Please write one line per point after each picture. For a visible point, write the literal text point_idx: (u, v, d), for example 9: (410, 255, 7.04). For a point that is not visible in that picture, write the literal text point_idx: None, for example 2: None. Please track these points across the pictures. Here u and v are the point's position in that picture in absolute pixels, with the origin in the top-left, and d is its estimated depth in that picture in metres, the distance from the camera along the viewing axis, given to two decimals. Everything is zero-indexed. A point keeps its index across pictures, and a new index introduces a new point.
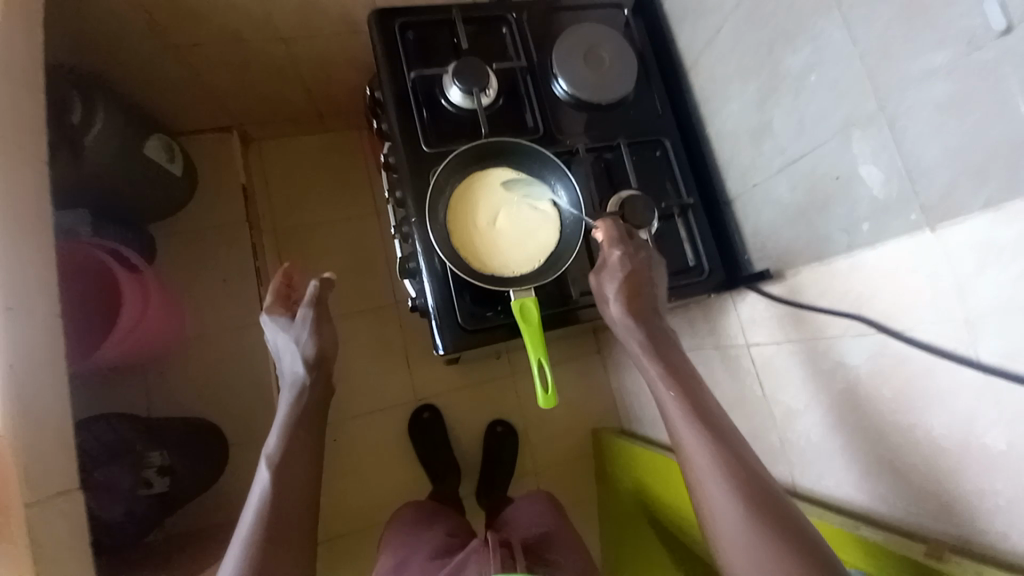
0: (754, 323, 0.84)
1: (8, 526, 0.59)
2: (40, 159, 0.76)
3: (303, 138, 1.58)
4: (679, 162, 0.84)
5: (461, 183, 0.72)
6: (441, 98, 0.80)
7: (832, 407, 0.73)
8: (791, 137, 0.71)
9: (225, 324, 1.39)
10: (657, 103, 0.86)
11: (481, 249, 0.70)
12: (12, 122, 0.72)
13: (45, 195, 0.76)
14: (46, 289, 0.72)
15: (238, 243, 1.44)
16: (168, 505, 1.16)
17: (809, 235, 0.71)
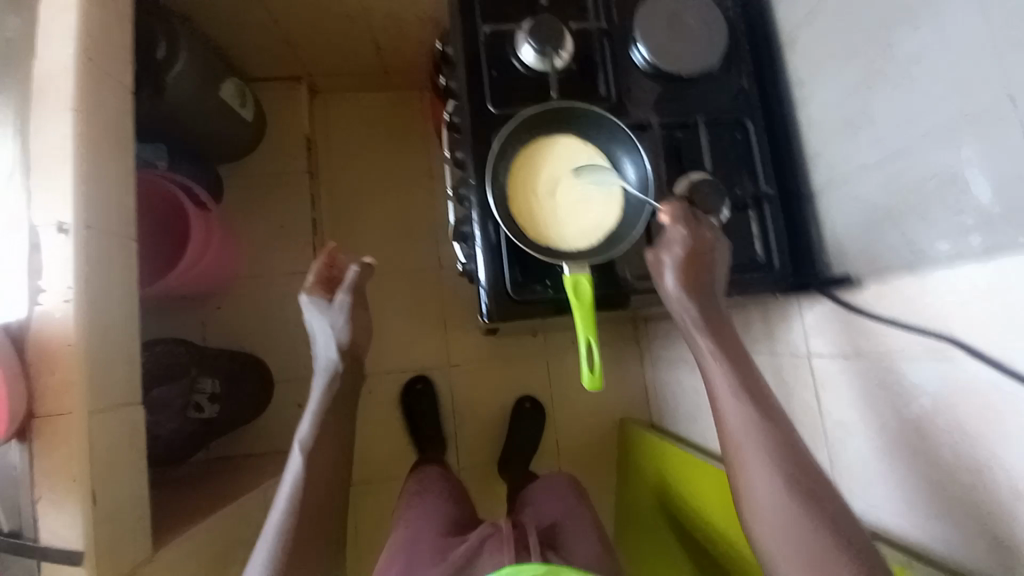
0: (820, 331, 0.78)
1: (76, 427, 0.65)
2: (124, 88, 0.80)
3: (368, 93, 1.58)
4: (760, 147, 0.77)
5: (524, 149, 0.69)
6: (512, 57, 0.76)
7: (897, 431, 0.67)
8: (894, 130, 0.63)
9: (279, 269, 1.45)
10: (744, 81, 0.79)
11: (538, 220, 0.67)
12: (104, 50, 0.75)
13: (127, 123, 0.79)
14: (122, 214, 0.76)
15: (298, 193, 1.49)
16: (213, 432, 1.24)
17: (900, 241, 0.63)
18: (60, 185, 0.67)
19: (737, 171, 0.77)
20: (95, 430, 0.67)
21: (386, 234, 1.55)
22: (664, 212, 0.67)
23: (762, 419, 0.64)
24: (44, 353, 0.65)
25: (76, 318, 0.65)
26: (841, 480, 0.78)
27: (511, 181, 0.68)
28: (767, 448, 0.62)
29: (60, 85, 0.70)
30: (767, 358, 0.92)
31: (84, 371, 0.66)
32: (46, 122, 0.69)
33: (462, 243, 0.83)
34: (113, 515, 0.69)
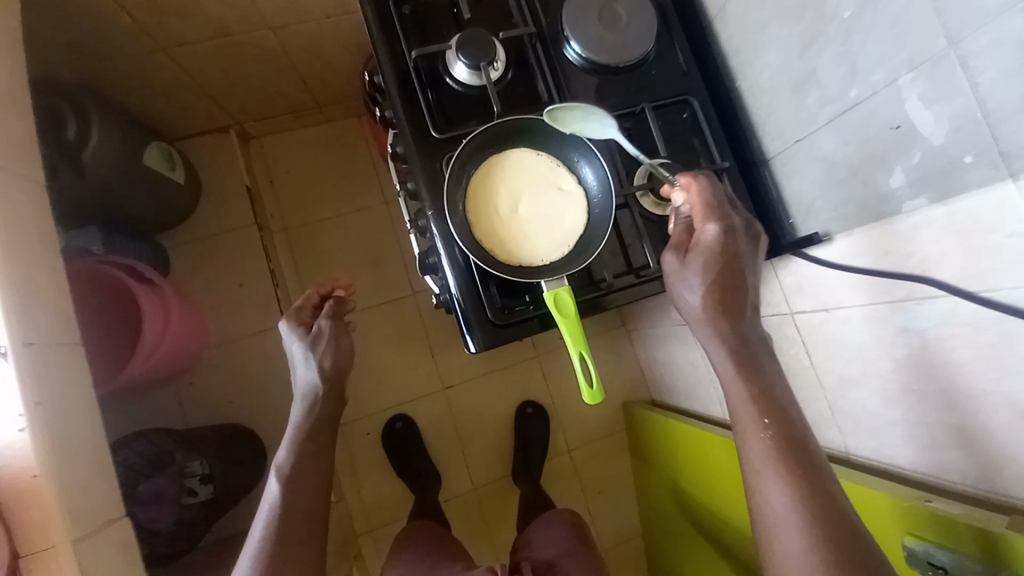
0: (799, 291, 0.80)
1: (59, 562, 0.59)
2: (38, 182, 0.73)
3: (303, 130, 1.52)
4: (709, 123, 0.77)
5: (478, 170, 0.67)
6: (446, 76, 0.74)
7: (892, 375, 0.69)
8: (839, 87, 0.65)
9: (246, 329, 1.38)
10: (681, 59, 0.80)
11: (505, 240, 0.65)
12: (6, 145, 0.69)
13: (48, 219, 0.73)
14: (63, 319, 0.70)
15: (250, 246, 1.42)
16: (217, 510, 1.19)
17: (864, 193, 0.65)
18: None
19: (691, 149, 0.77)
20: (85, 559, 0.61)
21: (352, 270, 1.50)
22: (696, 200, 0.65)
23: (802, 474, 0.56)
24: (6, 492, 0.59)
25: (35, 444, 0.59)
26: (846, 428, 0.80)
27: (471, 204, 0.65)
28: (806, 505, 0.54)
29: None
30: None
31: (59, 499, 0.60)
32: None
33: (432, 274, 0.80)
34: None
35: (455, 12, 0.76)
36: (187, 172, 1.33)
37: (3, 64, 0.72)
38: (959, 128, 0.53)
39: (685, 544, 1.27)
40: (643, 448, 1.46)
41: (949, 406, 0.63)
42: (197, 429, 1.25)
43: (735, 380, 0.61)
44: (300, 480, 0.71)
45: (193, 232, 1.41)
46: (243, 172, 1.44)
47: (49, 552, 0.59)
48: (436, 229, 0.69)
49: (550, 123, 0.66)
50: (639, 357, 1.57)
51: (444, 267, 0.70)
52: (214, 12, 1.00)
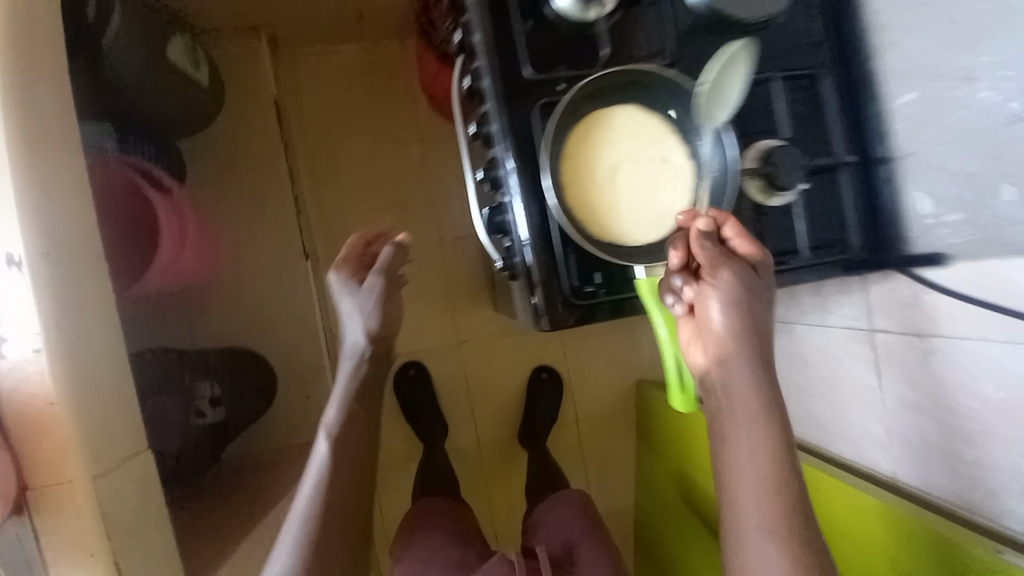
0: (887, 310, 0.74)
1: (79, 498, 0.55)
2: (59, 65, 0.62)
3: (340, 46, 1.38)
4: (839, 108, 0.68)
5: (577, 128, 0.57)
6: (545, 5, 0.62)
7: (979, 416, 0.65)
8: (1008, 91, 0.55)
9: (265, 255, 1.30)
10: (818, 23, 0.68)
11: (600, 212, 0.58)
12: (23, 15, 0.57)
13: (69, 112, 0.63)
14: (84, 231, 0.62)
15: (274, 166, 1.31)
16: (223, 435, 1.16)
17: (1006, 220, 0.57)
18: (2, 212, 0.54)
19: (813, 133, 0.68)
20: (106, 496, 0.57)
21: (378, 208, 1.41)
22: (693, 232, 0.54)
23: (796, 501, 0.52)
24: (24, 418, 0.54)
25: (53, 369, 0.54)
26: (903, 455, 0.77)
27: (574, 145, 0.57)
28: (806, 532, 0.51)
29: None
30: (816, 330, 0.87)
31: (77, 433, 0.56)
32: None
33: (496, 235, 0.71)
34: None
35: None
36: (212, 73, 1.19)
37: None
38: None
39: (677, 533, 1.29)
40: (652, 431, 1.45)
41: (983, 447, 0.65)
42: (203, 352, 1.19)
43: (739, 366, 0.53)
44: (334, 440, 0.68)
45: (215, 141, 1.29)
46: (272, 83, 1.30)
47: (68, 487, 0.55)
48: (516, 188, 0.60)
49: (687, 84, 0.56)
50: None
51: (519, 231, 0.62)
52: None
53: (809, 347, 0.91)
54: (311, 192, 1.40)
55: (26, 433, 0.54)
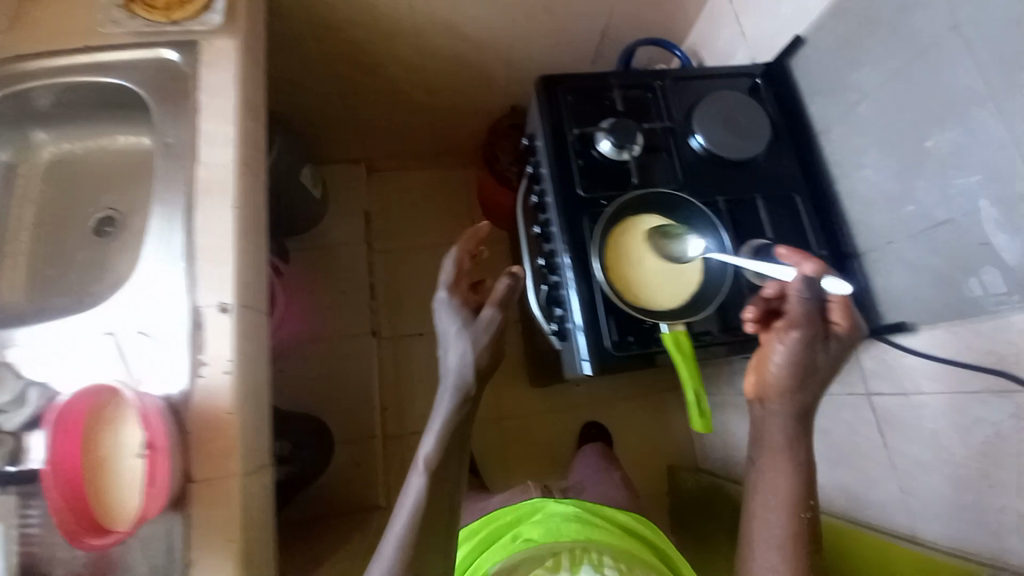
0: (904, 371, 0.82)
1: (214, 488, 0.71)
2: (202, 170, 0.81)
3: (417, 173, 1.75)
4: (810, 216, 0.90)
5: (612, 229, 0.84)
6: (593, 149, 0.91)
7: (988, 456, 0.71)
8: (926, 204, 0.74)
9: (338, 357, 1.55)
10: (788, 165, 0.93)
11: (636, 285, 0.81)
12: (212, 139, 0.83)
13: (209, 206, 0.80)
14: (220, 283, 0.77)
15: (359, 258, 1.63)
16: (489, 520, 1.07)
17: (950, 296, 0.73)
18: (215, 270, 0.77)
19: (803, 236, 0.89)
20: (207, 507, 0.70)
21: (415, 287, 1.69)
22: (784, 360, 0.73)
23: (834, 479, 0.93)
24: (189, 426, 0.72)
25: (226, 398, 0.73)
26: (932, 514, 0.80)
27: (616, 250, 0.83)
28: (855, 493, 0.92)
29: (220, 171, 0.81)
30: (889, 395, 0.85)
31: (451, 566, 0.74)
32: (210, 215, 0.79)
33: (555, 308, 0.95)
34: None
35: (608, 103, 0.94)
36: (336, 190, 1.65)
37: (225, 70, 0.86)
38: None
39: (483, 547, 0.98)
40: (700, 484, 1.48)
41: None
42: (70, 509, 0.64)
43: (791, 343, 0.72)
44: (432, 478, 0.75)
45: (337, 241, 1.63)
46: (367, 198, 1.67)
47: (223, 480, 0.71)
48: (565, 275, 0.87)
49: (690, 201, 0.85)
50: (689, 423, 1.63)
51: (568, 301, 0.87)
52: (425, 43, 1.23)
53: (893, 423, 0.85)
54: (384, 280, 1.68)
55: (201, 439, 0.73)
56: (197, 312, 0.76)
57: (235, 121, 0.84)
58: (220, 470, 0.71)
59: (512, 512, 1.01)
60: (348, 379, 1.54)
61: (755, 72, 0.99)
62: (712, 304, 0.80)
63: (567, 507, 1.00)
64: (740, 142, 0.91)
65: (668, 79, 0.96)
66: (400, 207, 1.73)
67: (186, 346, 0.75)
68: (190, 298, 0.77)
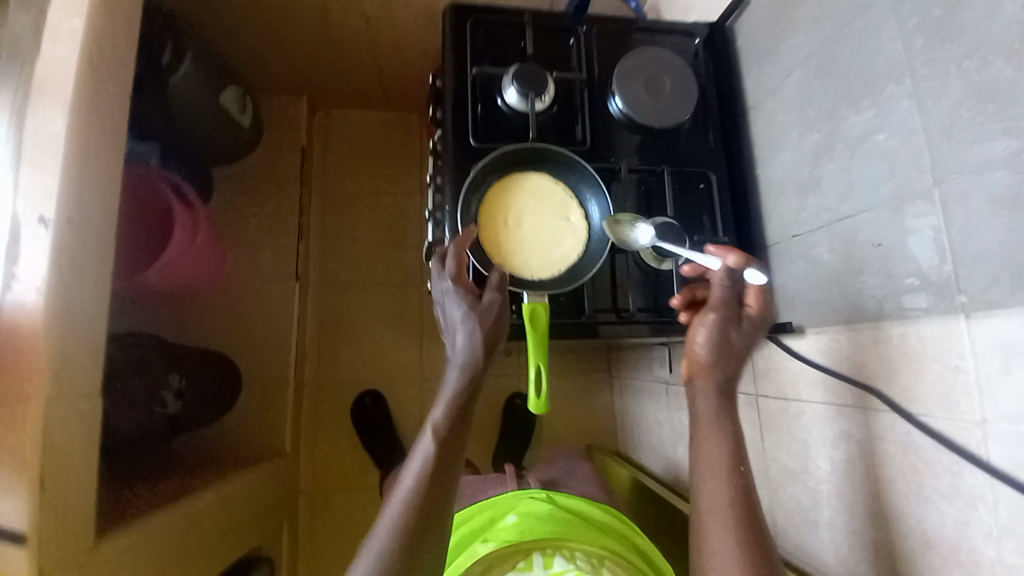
0: (784, 375, 0.76)
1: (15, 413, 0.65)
2: (41, 67, 0.73)
3: (366, 116, 1.65)
4: (723, 199, 0.82)
5: (496, 183, 0.76)
6: (498, 98, 0.82)
7: (848, 475, 0.65)
8: (838, 196, 0.66)
9: (255, 298, 1.48)
10: (711, 138, 0.84)
11: (505, 248, 0.74)
12: (57, 30, 0.74)
13: (43, 108, 0.71)
14: (45, 192, 0.69)
15: (289, 197, 1.54)
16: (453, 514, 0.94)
17: (839, 300, 0.66)
18: (40, 179, 0.69)
19: (709, 221, 0.81)
20: (1, 431, 0.65)
21: (350, 235, 1.61)
22: (703, 349, 0.65)
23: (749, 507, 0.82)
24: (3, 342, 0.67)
25: (39, 317, 0.67)
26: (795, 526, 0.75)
27: (492, 205, 0.75)
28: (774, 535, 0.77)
29: (57, 66, 0.72)
30: (771, 400, 0.79)
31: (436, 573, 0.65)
32: (41, 114, 0.71)
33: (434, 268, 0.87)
34: (57, 514, 0.67)
35: (521, 45, 0.84)
36: (272, 122, 1.54)
37: None
38: (923, 257, 0.55)
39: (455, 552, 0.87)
40: (619, 469, 1.40)
41: (966, 448, 0.50)
42: None
43: (706, 330, 0.64)
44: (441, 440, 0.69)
45: (268, 177, 1.54)
46: (303, 133, 1.55)
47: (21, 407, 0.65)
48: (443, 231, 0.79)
49: (582, 166, 0.77)
50: (615, 406, 1.58)
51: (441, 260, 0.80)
52: None
53: (773, 433, 0.79)
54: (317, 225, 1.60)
55: (11, 367, 0.68)
56: (17, 222, 0.69)
57: (83, 12, 0.74)
58: (19, 394, 0.65)
59: (484, 511, 0.91)
60: (264, 323, 1.48)
61: (697, 32, 0.88)
62: (588, 277, 0.75)
63: (542, 502, 0.91)
64: (663, 106, 0.82)
65: (595, 27, 0.86)
66: (343, 149, 1.63)
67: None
68: (10, 207, 0.69)
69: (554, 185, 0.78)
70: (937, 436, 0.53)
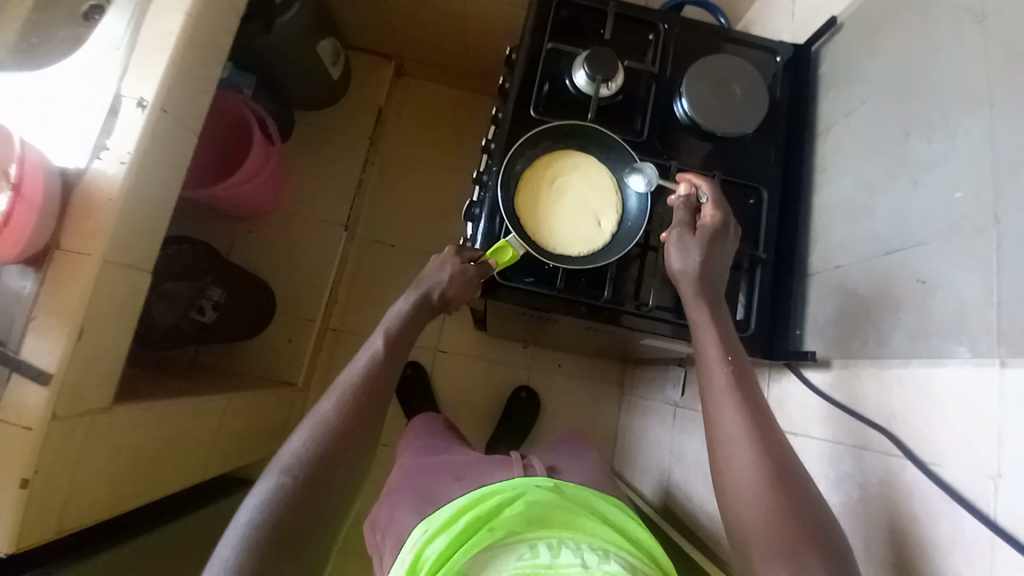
0: (795, 407, 0.73)
1: (75, 263, 0.72)
2: None
3: (445, 92, 1.73)
4: (770, 218, 0.79)
5: (562, 149, 0.79)
6: (565, 77, 0.84)
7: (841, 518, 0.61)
8: (890, 226, 0.63)
9: (303, 236, 1.57)
10: (771, 157, 0.82)
11: (529, 202, 0.77)
12: None
13: (166, 9, 0.80)
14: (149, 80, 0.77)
15: (357, 151, 1.63)
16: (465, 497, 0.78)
17: (869, 333, 0.62)
18: (148, 68, 0.78)
19: (751, 236, 0.79)
20: (60, 274, 0.72)
21: (404, 199, 1.68)
22: (677, 264, 0.69)
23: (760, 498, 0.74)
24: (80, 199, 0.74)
25: (118, 182, 0.74)
26: None
27: (548, 160, 0.79)
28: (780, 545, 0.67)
29: None
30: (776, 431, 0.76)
31: (356, 484, 0.63)
32: (162, 14, 0.80)
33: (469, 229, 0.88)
34: (89, 359, 0.74)
35: (600, 33, 0.86)
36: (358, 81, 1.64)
37: None
38: (969, 295, 0.51)
39: (451, 550, 0.71)
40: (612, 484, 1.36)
41: (973, 502, 0.47)
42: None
43: (673, 241, 0.70)
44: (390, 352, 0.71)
45: (342, 129, 1.63)
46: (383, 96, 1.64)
47: (81, 258, 0.72)
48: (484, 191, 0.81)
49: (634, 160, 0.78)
50: (621, 422, 1.54)
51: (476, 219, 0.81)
52: None
53: None
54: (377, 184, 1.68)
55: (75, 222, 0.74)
56: (116, 100, 0.77)
57: None
58: (86, 246, 0.72)
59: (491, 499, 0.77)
60: (307, 260, 1.56)
61: (780, 50, 0.87)
62: (608, 261, 0.76)
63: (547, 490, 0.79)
64: (728, 115, 0.81)
65: (677, 28, 0.86)
66: (416, 117, 1.71)
67: (95, 128, 0.76)
68: (114, 85, 0.78)
69: (613, 184, 0.78)
70: (946, 485, 0.49)
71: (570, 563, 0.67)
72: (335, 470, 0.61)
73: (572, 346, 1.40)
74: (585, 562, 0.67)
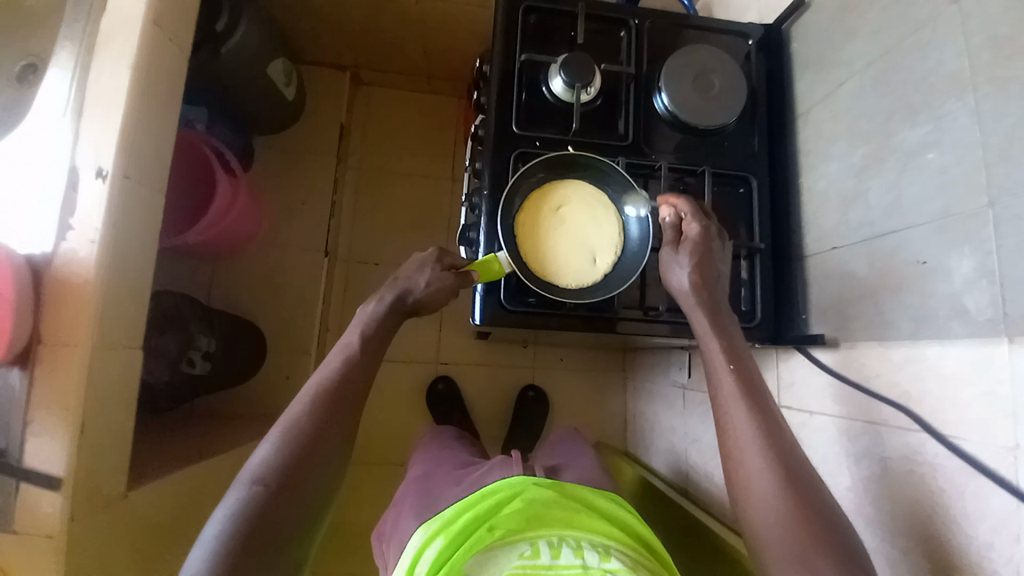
0: (806, 388, 0.76)
1: (62, 355, 0.68)
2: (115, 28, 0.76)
3: (407, 97, 1.67)
4: (761, 206, 0.81)
5: (568, 181, 0.78)
6: (542, 86, 0.82)
7: (866, 492, 0.65)
8: (883, 210, 0.65)
9: (282, 266, 1.52)
10: (754, 143, 0.83)
11: (529, 228, 0.75)
12: None
13: (113, 65, 0.74)
14: (107, 145, 0.72)
15: (325, 170, 1.57)
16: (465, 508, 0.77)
17: (872, 315, 0.65)
18: (104, 132, 0.73)
19: (744, 226, 0.80)
20: (49, 367, 0.68)
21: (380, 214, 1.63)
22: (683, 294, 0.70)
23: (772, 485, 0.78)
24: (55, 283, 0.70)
25: (92, 260, 0.70)
26: None
27: (555, 189, 0.77)
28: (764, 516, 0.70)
29: (126, 25, 0.76)
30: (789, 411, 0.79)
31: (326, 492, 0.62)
32: (110, 70, 0.74)
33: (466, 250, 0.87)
34: (96, 446, 0.71)
35: (572, 35, 0.84)
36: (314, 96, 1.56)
37: None
38: (970, 278, 0.53)
39: (450, 550, 0.71)
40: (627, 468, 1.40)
41: (995, 472, 0.50)
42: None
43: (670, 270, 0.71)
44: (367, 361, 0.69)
45: (306, 150, 1.57)
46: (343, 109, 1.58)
47: (68, 349, 0.68)
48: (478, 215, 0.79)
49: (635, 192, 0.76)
50: (627, 406, 1.58)
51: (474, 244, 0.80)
52: None
53: None
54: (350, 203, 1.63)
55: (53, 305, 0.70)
56: (74, 171, 0.72)
57: None
58: (71, 336, 0.68)
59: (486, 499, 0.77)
60: (290, 290, 1.52)
61: (751, 33, 0.87)
62: (609, 291, 0.75)
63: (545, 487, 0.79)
64: (710, 108, 0.80)
65: (648, 22, 0.85)
66: (380, 128, 1.65)
67: (57, 204, 0.71)
68: (68, 154, 0.72)
69: (617, 220, 0.77)
70: (965, 457, 0.53)
71: (570, 564, 0.67)
72: (303, 480, 0.60)
73: (573, 342, 1.41)
74: (586, 563, 0.67)
